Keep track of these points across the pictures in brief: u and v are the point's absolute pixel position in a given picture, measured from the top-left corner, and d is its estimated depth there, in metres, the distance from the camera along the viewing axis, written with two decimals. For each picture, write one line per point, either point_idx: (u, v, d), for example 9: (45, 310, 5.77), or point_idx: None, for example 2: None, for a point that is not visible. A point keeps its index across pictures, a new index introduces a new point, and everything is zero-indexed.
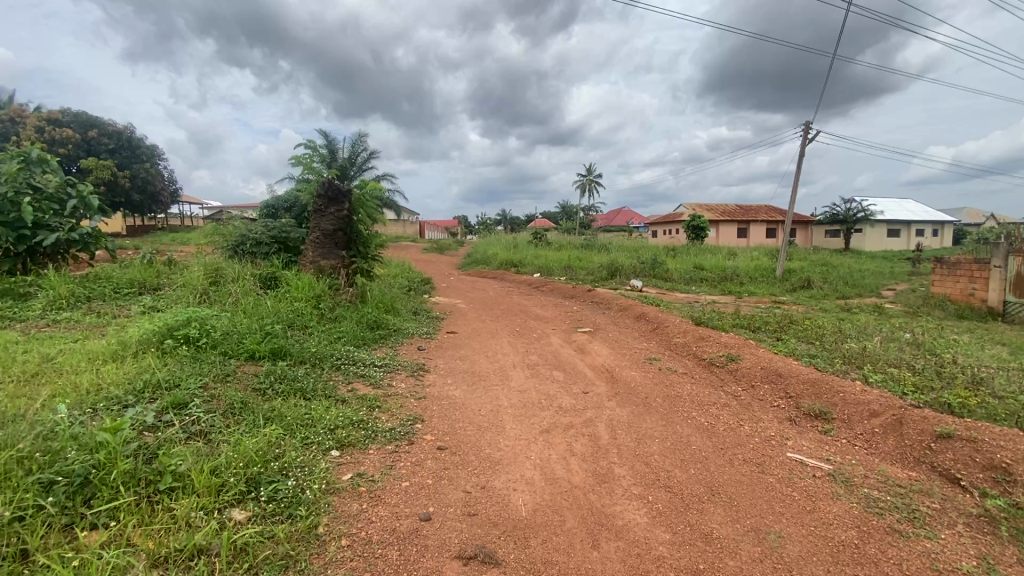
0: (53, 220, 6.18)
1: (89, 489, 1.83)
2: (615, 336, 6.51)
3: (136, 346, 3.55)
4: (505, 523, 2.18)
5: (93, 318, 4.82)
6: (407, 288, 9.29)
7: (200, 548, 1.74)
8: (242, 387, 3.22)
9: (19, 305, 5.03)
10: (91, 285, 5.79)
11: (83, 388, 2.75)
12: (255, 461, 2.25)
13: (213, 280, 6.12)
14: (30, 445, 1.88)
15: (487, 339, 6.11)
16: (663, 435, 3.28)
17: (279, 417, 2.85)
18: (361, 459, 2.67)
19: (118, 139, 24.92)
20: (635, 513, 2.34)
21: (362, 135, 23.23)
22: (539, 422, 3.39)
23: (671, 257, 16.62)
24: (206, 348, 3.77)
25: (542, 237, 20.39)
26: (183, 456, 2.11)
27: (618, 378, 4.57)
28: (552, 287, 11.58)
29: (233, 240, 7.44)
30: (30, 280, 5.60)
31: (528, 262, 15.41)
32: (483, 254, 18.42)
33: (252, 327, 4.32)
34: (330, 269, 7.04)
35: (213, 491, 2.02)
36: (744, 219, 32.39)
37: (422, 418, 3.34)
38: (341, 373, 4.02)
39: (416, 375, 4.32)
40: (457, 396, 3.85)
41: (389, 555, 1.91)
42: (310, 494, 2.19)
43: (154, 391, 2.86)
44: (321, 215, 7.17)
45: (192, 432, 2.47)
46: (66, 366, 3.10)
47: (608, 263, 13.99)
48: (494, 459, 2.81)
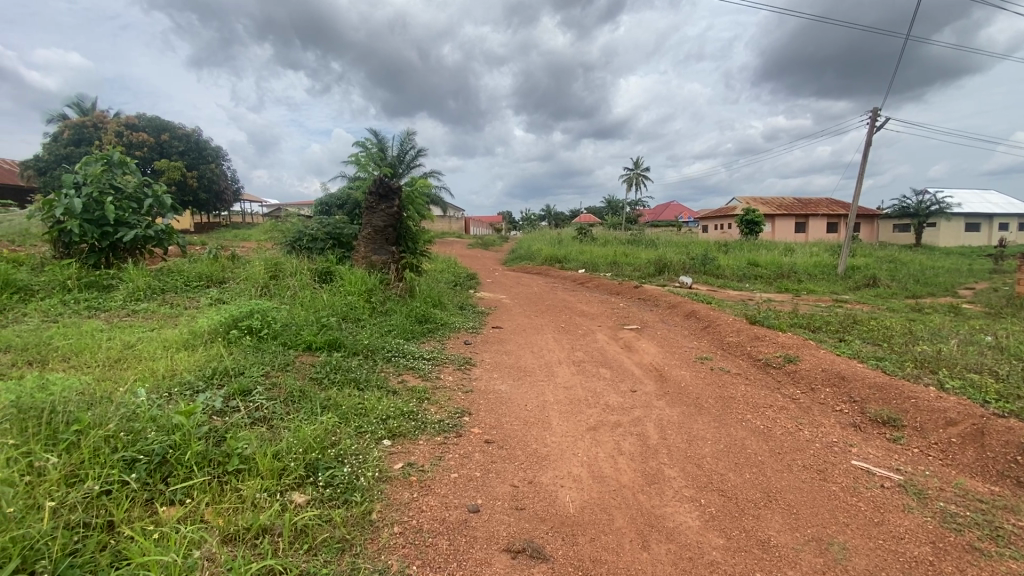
0: (131, 218, 6.68)
1: (167, 467, 1.98)
2: (663, 334, 6.35)
3: (206, 336, 3.79)
4: (553, 520, 2.17)
5: (166, 309, 5.16)
6: (454, 283, 9.42)
7: (265, 527, 1.83)
8: (300, 376, 3.38)
9: (103, 296, 5.47)
10: (165, 278, 6.22)
11: (161, 373, 2.97)
12: (313, 447, 2.35)
13: (273, 274, 6.45)
14: (116, 425, 2.05)
15: (533, 334, 6.12)
16: (716, 437, 3.19)
17: (335, 405, 2.97)
18: (412, 449, 2.74)
19: (187, 141, 26.57)
20: (687, 515, 2.28)
21: (411, 133, 23.79)
22: (586, 419, 3.35)
23: (722, 253, 16.02)
24: (268, 339, 3.97)
25: (587, 232, 20.17)
26: (249, 440, 2.24)
27: (667, 377, 4.45)
28: (598, 283, 11.44)
29: (291, 236, 7.80)
30: (112, 273, 6.07)
31: (573, 258, 15.28)
32: (528, 249, 18.43)
33: (309, 320, 4.51)
34: (381, 264, 7.25)
35: (276, 474, 2.13)
36: (802, 213, 30.83)
37: (470, 411, 3.38)
38: (391, 364, 4.14)
39: (462, 369, 4.37)
40: (503, 391, 3.87)
41: (439, 544, 1.94)
42: (364, 481, 2.27)
43: (222, 377, 3.05)
44: (373, 212, 7.40)
45: (256, 417, 2.62)
46: (143, 353, 3.34)
47: (655, 259, 13.65)
48: (541, 454, 2.81)
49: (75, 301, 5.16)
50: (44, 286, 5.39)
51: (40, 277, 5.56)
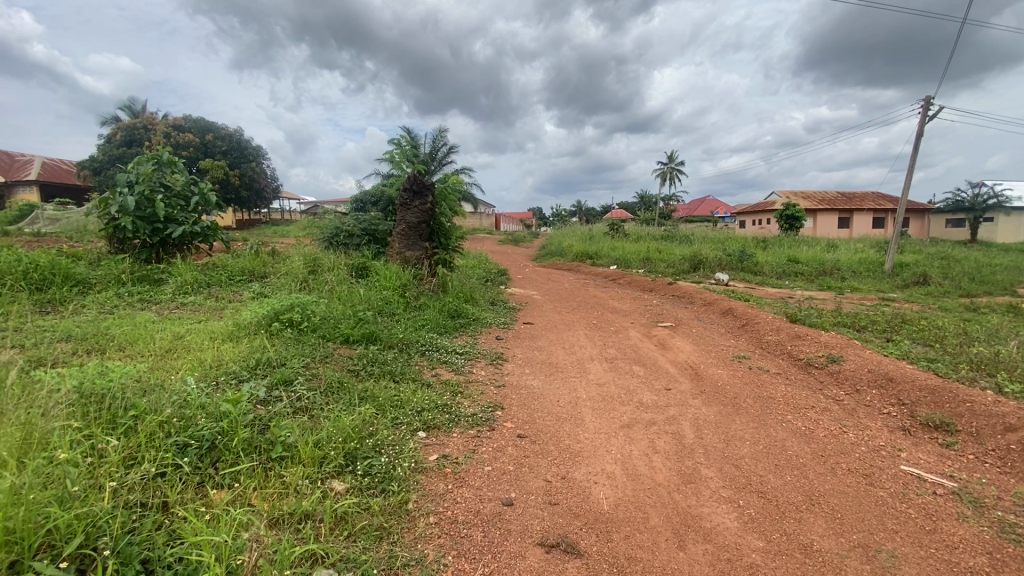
0: (179, 215, 6.99)
1: (215, 452, 2.07)
2: (698, 332, 6.22)
3: (250, 328, 3.95)
4: (587, 515, 2.17)
5: (211, 302, 5.39)
6: (485, 279, 9.48)
7: (307, 513, 1.88)
8: (339, 367, 3.49)
9: (154, 290, 5.74)
10: (210, 272, 6.49)
11: (209, 362, 3.10)
12: (352, 437, 2.42)
13: (312, 269, 6.65)
14: (170, 411, 2.15)
15: (564, 330, 6.10)
16: (754, 438, 3.10)
17: (372, 396, 3.04)
18: (446, 441, 2.78)
19: (229, 141, 27.57)
20: (725, 516, 2.23)
21: (443, 131, 24.03)
22: (619, 417, 3.32)
23: (760, 249, 15.54)
24: (308, 332, 4.10)
25: (619, 228, 19.94)
26: (292, 428, 2.32)
27: (703, 376, 4.36)
28: (630, 280, 11.28)
29: (328, 232, 8.02)
30: (162, 267, 6.37)
31: (605, 254, 15.13)
32: (559, 245, 18.35)
33: (346, 313, 4.63)
34: (415, 259, 7.36)
35: (317, 461, 2.20)
36: (846, 208, 29.59)
37: (503, 406, 3.40)
38: (425, 358, 4.20)
39: (495, 363, 4.40)
40: (535, 386, 3.87)
41: (473, 536, 1.97)
42: (401, 471, 2.32)
43: (265, 367, 3.17)
44: (407, 208, 7.53)
45: (297, 406, 2.71)
46: (192, 344, 3.50)
47: (690, 254, 13.36)
48: (574, 450, 2.80)
49: (129, 294, 5.44)
50: (101, 279, 5.70)
51: (97, 270, 5.89)
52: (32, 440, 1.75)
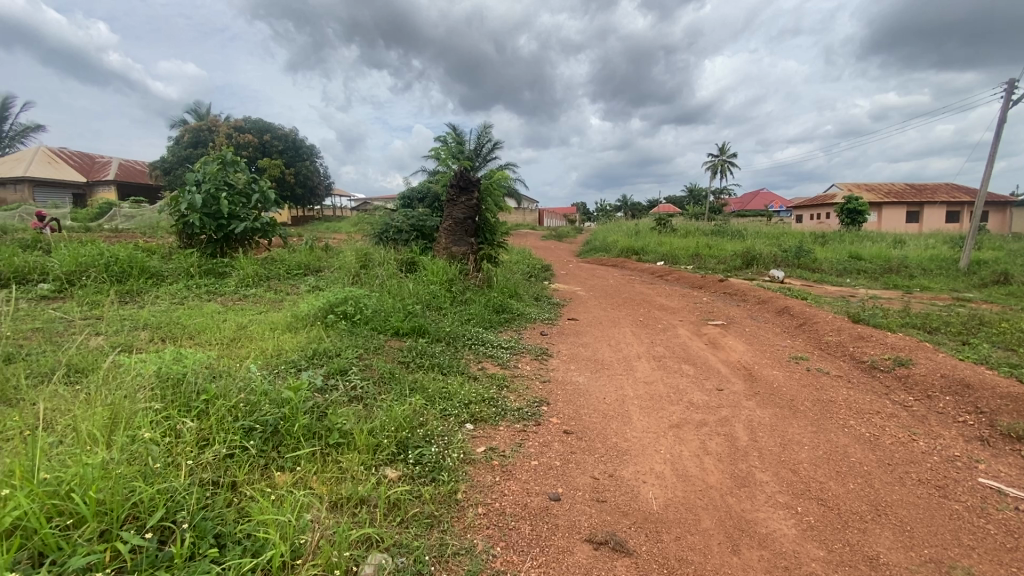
0: (241, 211, 7.38)
1: (278, 437, 2.19)
2: (751, 331, 5.99)
3: (307, 320, 4.13)
4: (636, 515, 2.14)
5: (270, 295, 5.66)
6: (529, 275, 9.49)
7: (362, 498, 1.96)
8: (390, 359, 3.59)
9: (219, 283, 6.10)
10: (269, 266, 6.83)
11: (271, 351, 3.28)
12: (404, 426, 2.49)
13: (363, 264, 6.87)
14: (237, 397, 2.29)
15: (610, 327, 6.03)
16: (813, 442, 2.96)
17: (422, 388, 3.12)
18: (493, 434, 2.81)
19: (286, 141, 28.82)
20: (781, 523, 2.15)
21: (487, 127, 24.19)
22: (668, 416, 3.25)
23: (819, 245, 14.74)
24: (361, 325, 4.24)
25: (667, 223, 19.44)
26: (348, 417, 2.42)
27: (757, 377, 4.19)
28: (679, 276, 10.99)
29: (378, 228, 8.26)
30: (226, 261, 6.76)
31: (652, 250, 14.80)
32: (604, 240, 18.11)
33: (396, 307, 4.76)
34: (461, 255, 7.47)
35: (371, 449, 2.28)
36: (916, 201, 27.62)
37: (548, 401, 3.40)
38: (472, 352, 4.27)
39: (540, 359, 4.40)
40: (581, 383, 3.85)
41: (521, 529, 1.99)
42: (450, 461, 2.37)
43: (322, 356, 3.31)
44: (453, 204, 7.65)
45: (351, 395, 2.82)
46: (254, 334, 3.69)
47: (742, 250, 12.86)
48: (621, 448, 2.77)
49: (197, 287, 5.79)
50: (172, 272, 6.11)
51: (169, 264, 6.31)
52: (119, 420, 1.91)
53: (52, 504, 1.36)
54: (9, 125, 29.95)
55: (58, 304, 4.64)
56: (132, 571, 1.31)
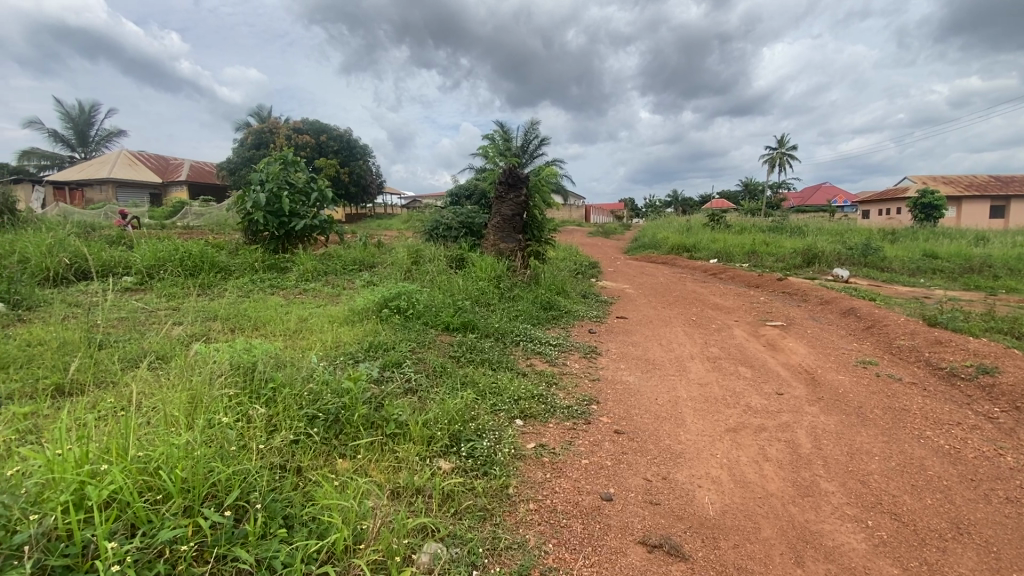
0: (301, 209, 7.74)
1: (339, 425, 2.28)
2: (813, 333, 5.68)
3: (363, 313, 4.29)
4: (691, 519, 2.09)
5: (328, 289, 5.91)
6: (577, 272, 9.42)
7: (418, 488, 2.01)
8: (441, 353, 3.67)
9: (281, 277, 6.42)
10: (327, 262, 7.12)
11: (331, 343, 3.42)
12: (456, 420, 2.54)
13: (415, 260, 7.04)
14: (301, 386, 2.41)
15: (661, 326, 5.89)
16: (885, 453, 2.78)
17: (473, 382, 3.17)
18: (543, 431, 2.82)
19: (341, 141, 29.92)
20: (850, 536, 2.03)
21: (534, 124, 24.17)
22: (724, 420, 3.14)
23: (888, 242, 13.80)
24: (413, 319, 4.36)
25: (720, 218, 18.75)
26: (403, 408, 2.49)
27: (821, 382, 3.98)
28: (733, 274, 10.58)
29: (428, 225, 8.44)
30: (287, 257, 7.11)
31: (704, 247, 14.32)
32: (653, 237, 17.71)
33: (446, 302, 4.85)
34: (509, 251, 7.51)
35: (425, 440, 2.34)
36: (1001, 194, 25.29)
37: (598, 400, 3.36)
38: (520, 348, 4.28)
39: (589, 357, 4.36)
40: (632, 382, 3.78)
41: (574, 527, 1.98)
42: (501, 456, 2.39)
43: (378, 349, 3.43)
44: (502, 201, 7.69)
45: (406, 388, 2.90)
46: (315, 326, 3.87)
47: (803, 247, 12.21)
48: (675, 451, 2.70)
49: (261, 281, 6.12)
50: (239, 266, 6.48)
51: (236, 259, 6.70)
52: (198, 403, 2.05)
53: (143, 480, 1.48)
54: (96, 131, 32.66)
55: (140, 296, 5.03)
56: (212, 546, 1.41)
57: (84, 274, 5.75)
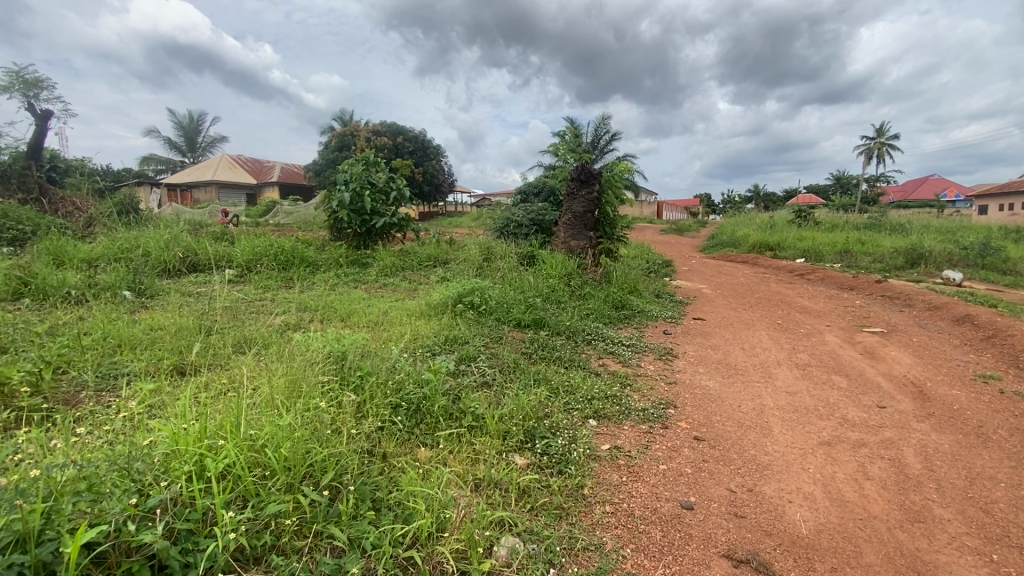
0: (381, 207, 8.11)
1: (420, 415, 2.37)
2: (920, 341, 5.13)
3: (439, 308, 4.42)
4: (782, 536, 1.96)
5: (404, 284, 6.14)
6: (650, 271, 9.14)
7: (495, 481, 2.04)
8: (513, 349, 3.71)
9: (362, 272, 6.76)
10: (403, 258, 7.41)
11: (409, 335, 3.56)
12: (531, 416, 2.55)
13: (486, 257, 7.15)
14: (385, 375, 2.53)
15: (742, 329, 5.58)
16: (1013, 480, 2.45)
17: (546, 379, 3.17)
18: (617, 433, 2.76)
19: (416, 142, 31.03)
20: (971, 571, 1.82)
21: (605, 119, 23.74)
22: (816, 432, 2.91)
23: (1013, 241, 12.15)
24: (485, 315, 4.43)
25: (808, 215, 17.41)
26: (480, 402, 2.54)
27: (931, 396, 3.58)
28: (823, 275, 9.79)
29: (500, 223, 8.55)
30: (367, 253, 7.48)
31: (789, 245, 13.38)
32: (731, 234, 16.78)
33: (517, 299, 4.88)
34: (580, 249, 7.42)
35: (501, 435, 2.37)
36: None
37: (675, 404, 3.24)
38: (592, 347, 4.22)
39: (665, 359, 4.21)
40: (712, 387, 3.60)
41: (652, 533, 1.92)
42: (577, 455, 2.37)
43: (453, 342, 3.52)
44: (574, 198, 7.62)
45: (481, 381, 2.96)
46: (394, 319, 4.05)
47: (907, 246, 11.05)
48: (762, 462, 2.54)
49: (344, 275, 6.48)
50: (325, 261, 6.91)
51: (323, 254, 7.14)
52: (296, 388, 2.21)
53: (252, 456, 1.62)
54: (202, 137, 36.10)
55: (241, 288, 5.50)
56: (311, 522, 1.52)
57: (194, 266, 6.38)
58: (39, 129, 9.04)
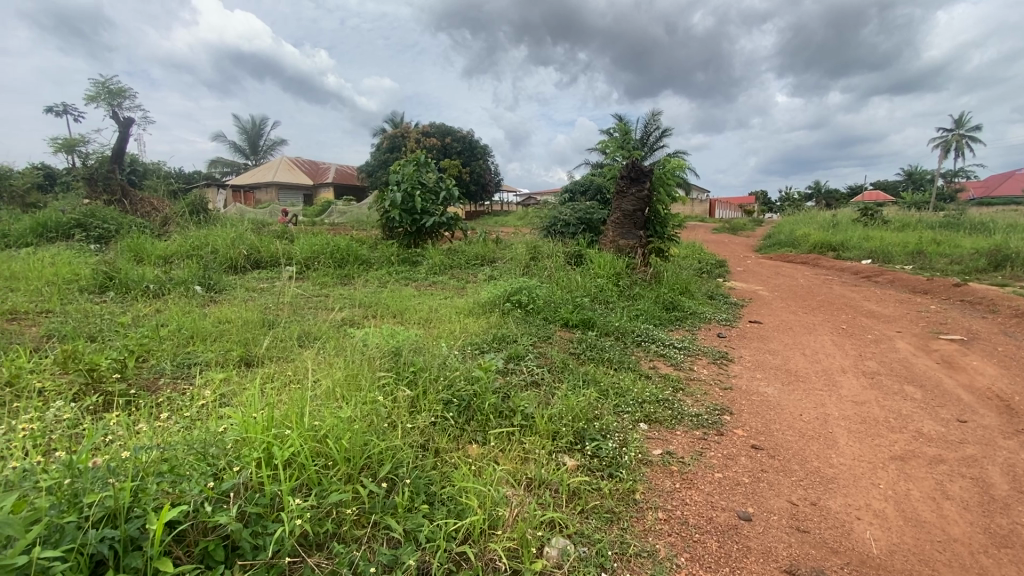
0: (431, 207, 8.27)
1: (471, 411, 2.40)
2: (1006, 351, 4.70)
3: (487, 306, 4.46)
4: (849, 555, 1.85)
5: (453, 282, 6.23)
6: (702, 271, 8.85)
7: (544, 481, 2.03)
8: (561, 349, 3.69)
9: (412, 270, 6.92)
10: (452, 256, 7.52)
11: (459, 333, 3.62)
12: (581, 417, 2.53)
13: (533, 256, 7.15)
14: (437, 371, 2.58)
15: (802, 333, 5.30)
16: None
17: (595, 381, 3.13)
18: (669, 438, 2.68)
19: (464, 142, 31.44)
20: None
21: (655, 115, 23.21)
22: (887, 446, 2.73)
23: None
24: (533, 314, 4.43)
25: (875, 212, 16.34)
26: (530, 402, 2.55)
27: (1019, 411, 3.27)
28: (893, 278, 9.15)
29: (547, 222, 8.53)
30: (417, 252, 7.65)
31: (854, 245, 12.60)
32: (789, 234, 15.99)
33: (565, 299, 4.85)
34: (629, 248, 7.29)
35: (551, 435, 2.37)
36: None
37: (731, 410, 3.12)
38: (642, 349, 4.13)
39: (719, 364, 4.06)
40: (770, 394, 3.45)
41: (708, 543, 1.86)
42: (628, 458, 2.33)
43: (501, 341, 3.55)
44: (623, 196, 7.49)
45: (530, 380, 2.97)
46: (444, 316, 4.12)
47: (990, 247, 10.16)
48: (826, 475, 2.40)
49: (395, 273, 6.66)
50: (377, 259, 7.12)
51: (375, 252, 7.36)
52: (353, 381, 2.29)
53: (314, 446, 1.69)
54: (264, 141, 38.06)
55: (300, 284, 5.76)
56: (370, 512, 1.57)
57: (257, 264, 6.74)
58: (122, 135, 9.81)
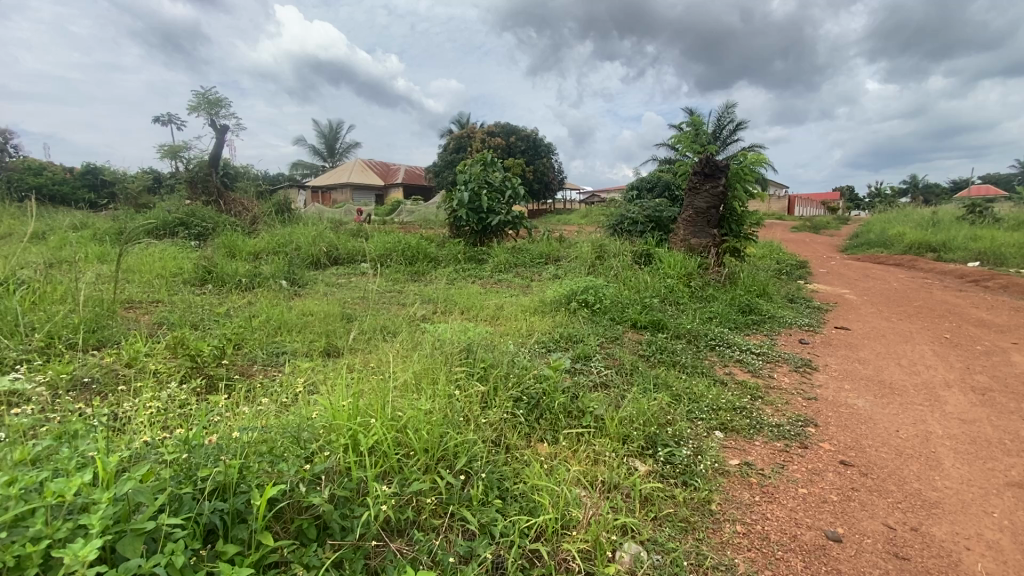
0: (498, 206, 8.37)
1: (540, 409, 2.41)
2: None
3: (553, 305, 4.46)
4: None
5: (518, 281, 6.28)
6: (780, 272, 8.33)
7: (615, 485, 2.00)
8: (629, 351, 3.62)
9: (479, 268, 7.06)
10: (517, 254, 7.58)
11: (525, 331, 3.64)
12: (652, 422, 2.47)
13: (599, 255, 7.05)
14: (507, 369, 2.61)
15: (896, 342, 4.86)
16: None
17: (666, 385, 3.04)
18: (747, 448, 2.56)
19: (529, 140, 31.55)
20: None
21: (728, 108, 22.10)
22: (1002, 471, 2.44)
23: None
24: (600, 314, 4.37)
25: (986, 210, 14.62)
26: (600, 403, 2.52)
27: None
28: (1008, 282, 8.16)
29: (614, 220, 8.39)
30: (484, 250, 7.78)
31: (959, 246, 11.36)
32: (880, 233, 14.70)
33: (633, 299, 4.74)
34: (701, 248, 7.01)
35: (622, 439, 2.33)
36: None
37: (816, 422, 2.92)
38: (715, 353, 3.96)
39: (801, 372, 3.80)
40: (861, 407, 3.19)
41: (792, 562, 1.76)
42: (703, 467, 2.24)
43: (568, 340, 3.54)
44: (695, 193, 7.21)
45: (599, 381, 2.94)
46: (511, 314, 4.17)
47: None
48: (929, 499, 2.19)
49: (462, 270, 6.81)
50: (445, 257, 7.31)
51: (443, 250, 7.55)
52: (428, 375, 2.38)
53: (395, 436, 1.77)
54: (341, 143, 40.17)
55: (373, 280, 6.04)
56: (447, 503, 1.63)
57: (335, 260, 7.14)
58: (218, 141, 10.72)
